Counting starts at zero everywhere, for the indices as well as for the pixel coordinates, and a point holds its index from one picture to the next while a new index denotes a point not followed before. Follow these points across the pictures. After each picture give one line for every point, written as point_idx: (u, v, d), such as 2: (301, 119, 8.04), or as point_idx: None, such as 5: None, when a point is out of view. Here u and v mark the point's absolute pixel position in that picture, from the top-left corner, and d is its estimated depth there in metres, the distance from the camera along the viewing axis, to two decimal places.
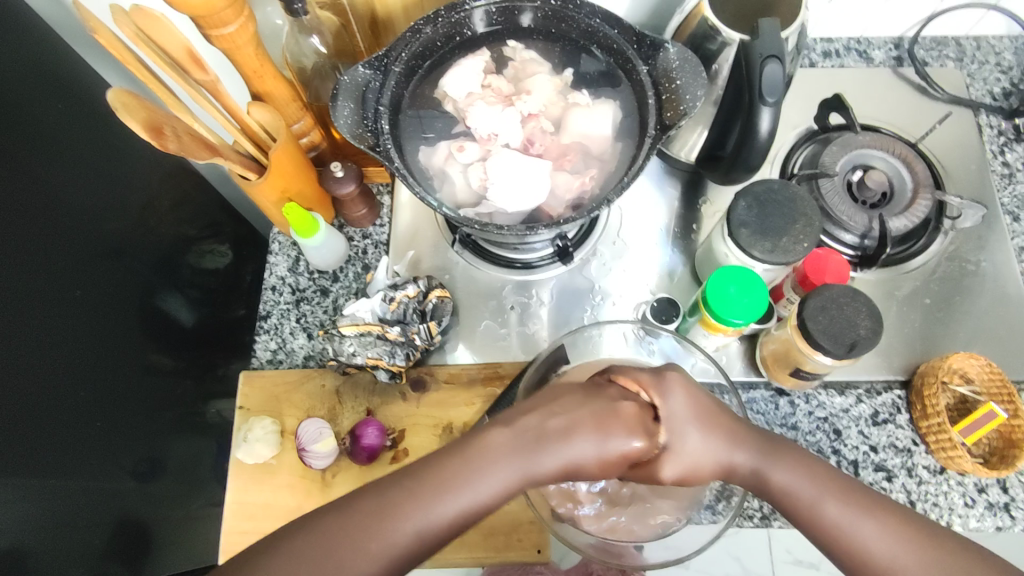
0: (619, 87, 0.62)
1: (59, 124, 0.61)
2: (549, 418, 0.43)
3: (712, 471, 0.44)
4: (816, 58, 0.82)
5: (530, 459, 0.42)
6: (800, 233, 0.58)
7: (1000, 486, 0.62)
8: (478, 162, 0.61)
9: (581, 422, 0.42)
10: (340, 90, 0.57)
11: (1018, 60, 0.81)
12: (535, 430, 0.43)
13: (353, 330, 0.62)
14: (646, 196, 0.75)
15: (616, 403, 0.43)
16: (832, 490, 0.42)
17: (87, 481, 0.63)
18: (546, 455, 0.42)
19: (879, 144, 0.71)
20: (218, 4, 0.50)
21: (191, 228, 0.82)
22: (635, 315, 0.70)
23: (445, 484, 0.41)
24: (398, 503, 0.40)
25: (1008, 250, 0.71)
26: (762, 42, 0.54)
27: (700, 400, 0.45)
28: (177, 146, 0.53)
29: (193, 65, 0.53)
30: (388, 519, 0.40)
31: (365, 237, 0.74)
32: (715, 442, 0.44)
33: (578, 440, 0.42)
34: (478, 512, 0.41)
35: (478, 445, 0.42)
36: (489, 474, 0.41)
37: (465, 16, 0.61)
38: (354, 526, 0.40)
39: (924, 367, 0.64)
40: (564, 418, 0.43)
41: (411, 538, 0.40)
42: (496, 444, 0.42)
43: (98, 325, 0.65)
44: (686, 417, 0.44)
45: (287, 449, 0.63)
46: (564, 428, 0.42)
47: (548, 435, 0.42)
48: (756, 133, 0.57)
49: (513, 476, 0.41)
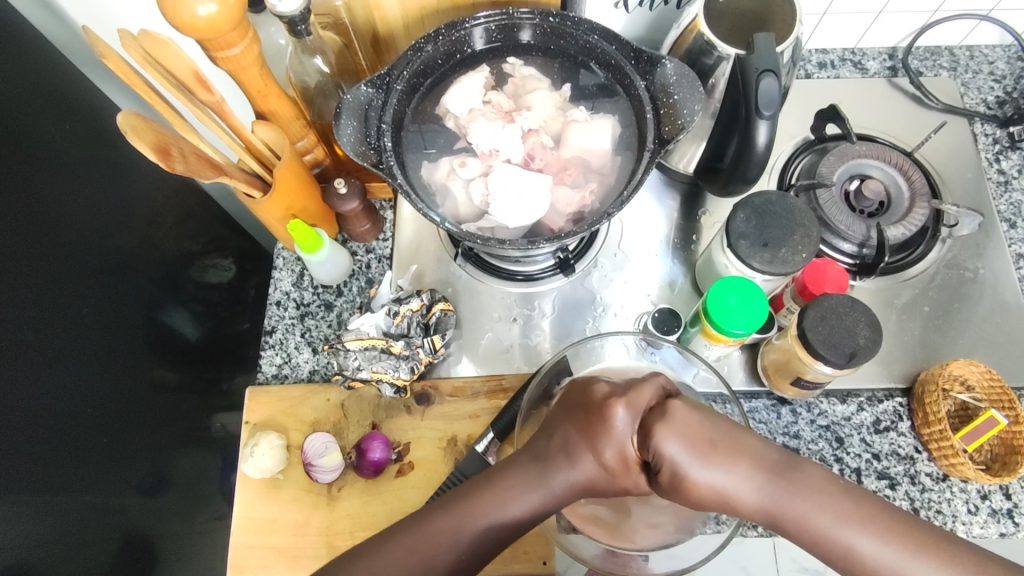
0: (616, 101, 0.63)
1: (64, 143, 0.62)
2: (547, 438, 0.45)
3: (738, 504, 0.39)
4: (811, 69, 0.83)
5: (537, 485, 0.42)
6: (799, 244, 0.58)
7: (1003, 493, 0.63)
8: (480, 177, 0.62)
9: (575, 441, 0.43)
10: (343, 109, 0.58)
11: (1011, 69, 0.82)
12: (534, 453, 0.44)
13: (357, 344, 0.63)
14: (647, 207, 0.75)
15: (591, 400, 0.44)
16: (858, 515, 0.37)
17: (91, 497, 0.63)
18: (551, 478, 0.43)
19: (876, 153, 0.71)
20: (224, 28, 0.51)
21: (195, 243, 0.83)
22: (636, 326, 0.71)
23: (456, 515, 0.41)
24: (427, 524, 0.41)
25: (1006, 258, 0.72)
26: (757, 56, 0.55)
27: (698, 434, 0.40)
28: (184, 166, 0.53)
29: (199, 86, 0.54)
30: (395, 558, 0.40)
31: (369, 251, 0.75)
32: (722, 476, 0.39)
33: (572, 452, 0.43)
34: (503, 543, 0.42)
35: (482, 485, 0.43)
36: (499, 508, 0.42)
37: (465, 33, 0.62)
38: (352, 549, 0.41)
39: (925, 375, 0.65)
40: (557, 436, 0.44)
41: (449, 555, 0.40)
42: (503, 479, 0.43)
43: (104, 342, 0.66)
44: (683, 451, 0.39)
45: (293, 463, 0.64)
46: (560, 445, 0.44)
47: (545, 461, 0.44)
48: (753, 145, 0.57)
49: (526, 508, 0.42)
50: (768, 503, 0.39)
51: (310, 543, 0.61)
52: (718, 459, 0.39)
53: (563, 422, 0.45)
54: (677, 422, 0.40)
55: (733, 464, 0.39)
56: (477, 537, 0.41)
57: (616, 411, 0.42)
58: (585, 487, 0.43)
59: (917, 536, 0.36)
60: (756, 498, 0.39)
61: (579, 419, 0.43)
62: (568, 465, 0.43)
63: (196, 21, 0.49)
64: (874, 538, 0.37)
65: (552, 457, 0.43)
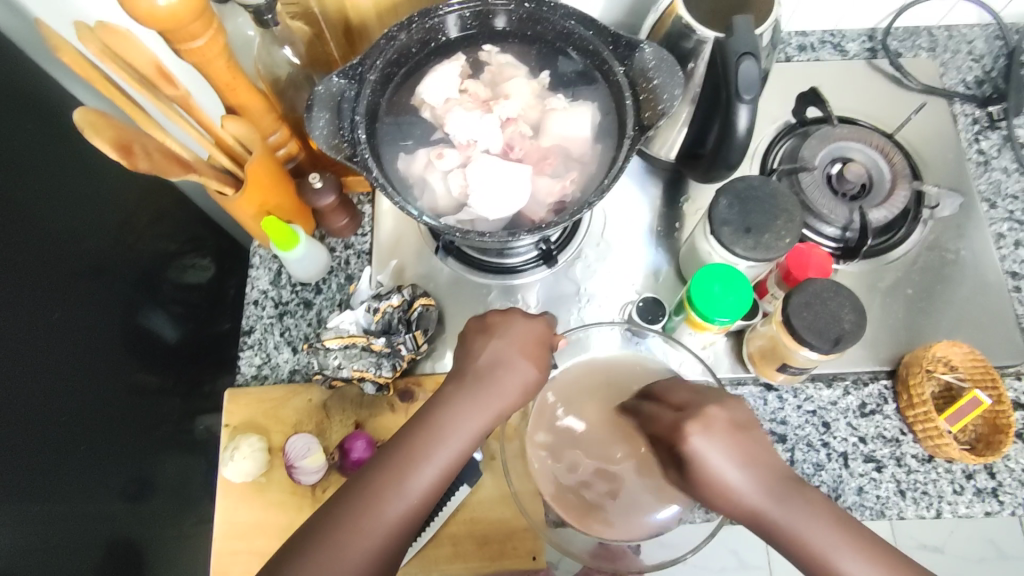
0: (595, 87, 0.62)
1: (30, 143, 0.60)
2: (477, 359, 0.52)
3: (739, 505, 0.45)
4: (792, 52, 0.82)
5: (484, 398, 0.50)
6: (782, 229, 0.58)
7: (988, 472, 0.63)
8: (459, 168, 0.60)
9: (506, 356, 0.52)
10: (314, 101, 0.56)
11: (989, 48, 0.81)
12: (467, 379, 0.51)
13: (338, 343, 0.62)
14: (629, 194, 0.74)
15: (519, 327, 0.53)
16: (841, 538, 0.42)
17: (73, 506, 0.62)
18: (486, 395, 0.50)
19: (858, 136, 0.71)
20: (186, 19, 0.49)
21: (172, 243, 0.81)
22: (621, 316, 0.70)
23: (408, 455, 0.47)
24: (387, 462, 0.47)
25: (986, 238, 0.72)
26: (736, 39, 0.54)
27: (736, 439, 0.46)
28: (148, 164, 0.51)
29: (163, 80, 0.52)
30: (374, 511, 0.45)
31: (347, 247, 0.73)
32: (740, 476, 0.45)
33: (506, 368, 0.51)
34: (455, 462, 0.49)
35: (429, 414, 0.50)
36: (444, 447, 0.48)
37: (438, 21, 0.60)
38: (353, 513, 0.45)
39: (909, 357, 0.65)
40: (488, 356, 0.52)
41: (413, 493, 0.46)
42: (448, 404, 0.50)
43: (80, 347, 0.64)
44: (715, 450, 0.45)
45: (275, 465, 0.63)
46: (490, 365, 0.51)
47: (484, 376, 0.51)
48: (734, 130, 0.57)
49: (472, 419, 0.49)
50: (765, 513, 0.44)
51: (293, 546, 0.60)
52: (738, 464, 0.45)
53: (492, 342, 0.52)
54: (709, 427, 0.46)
55: (748, 471, 0.45)
56: (441, 458, 0.48)
57: (525, 344, 0.53)
58: (523, 391, 0.52)
59: (877, 552, 0.42)
60: (755, 501, 0.45)
61: (511, 340, 0.52)
62: (501, 382, 0.51)
63: (156, 12, 0.47)
64: (863, 564, 0.42)
65: (490, 372, 0.51)
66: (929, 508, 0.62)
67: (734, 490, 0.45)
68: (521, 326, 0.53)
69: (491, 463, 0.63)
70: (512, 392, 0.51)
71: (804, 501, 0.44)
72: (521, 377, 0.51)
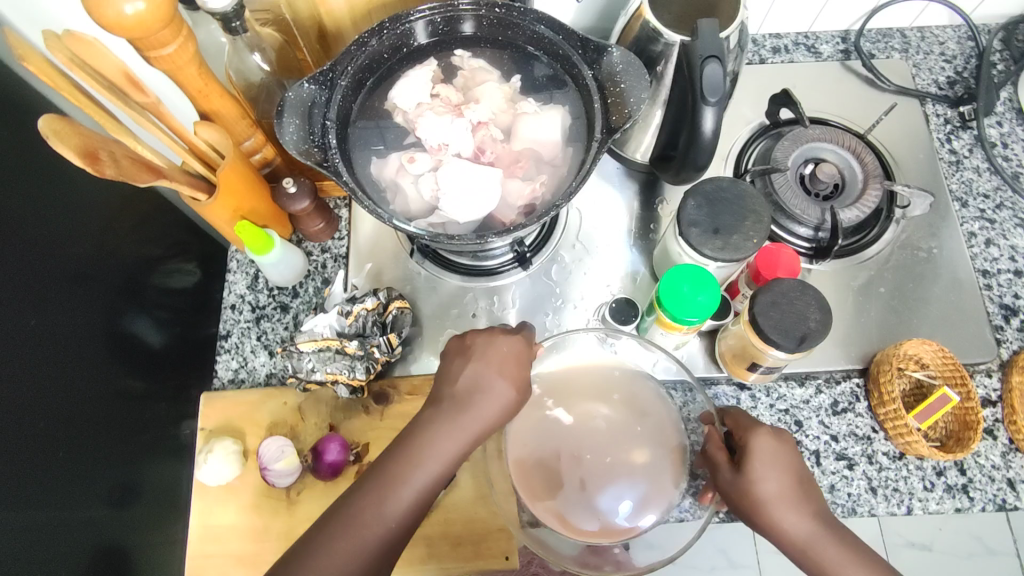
0: (566, 91, 0.62)
1: (8, 150, 0.60)
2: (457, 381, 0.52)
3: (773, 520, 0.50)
4: (766, 54, 0.83)
5: (462, 422, 0.50)
6: (750, 230, 0.58)
7: (958, 468, 0.64)
8: (430, 172, 0.60)
9: (486, 379, 0.52)
10: (285, 107, 0.57)
11: (961, 48, 0.82)
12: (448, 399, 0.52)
13: (311, 346, 0.62)
14: (604, 196, 0.75)
15: (495, 342, 0.54)
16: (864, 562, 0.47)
17: (54, 512, 0.62)
18: (465, 416, 0.50)
19: (830, 136, 0.72)
20: (154, 27, 0.49)
21: (155, 248, 0.81)
22: (596, 317, 0.71)
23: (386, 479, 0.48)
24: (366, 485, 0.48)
25: (958, 236, 0.72)
26: (701, 42, 0.55)
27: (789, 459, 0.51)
28: (115, 170, 0.52)
29: (131, 86, 0.53)
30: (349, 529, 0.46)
31: (324, 251, 0.73)
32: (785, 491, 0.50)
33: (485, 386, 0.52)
34: (428, 467, 0.49)
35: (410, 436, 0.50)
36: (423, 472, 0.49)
37: (409, 27, 0.61)
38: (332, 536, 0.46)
39: (880, 355, 0.65)
40: (468, 376, 0.52)
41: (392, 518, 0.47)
42: (428, 426, 0.51)
43: (60, 353, 0.64)
44: (771, 459, 0.51)
45: (250, 468, 0.63)
46: (470, 385, 0.52)
47: (464, 401, 0.51)
48: (700, 133, 0.57)
49: (447, 436, 0.50)
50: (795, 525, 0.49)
51: (269, 549, 0.60)
52: (786, 479, 0.50)
53: (471, 364, 0.53)
54: (778, 440, 0.52)
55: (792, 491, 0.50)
56: (414, 473, 0.49)
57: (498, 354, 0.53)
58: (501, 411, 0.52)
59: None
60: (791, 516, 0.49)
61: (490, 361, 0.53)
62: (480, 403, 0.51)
63: (123, 20, 0.47)
64: None
65: (469, 397, 0.51)
66: (900, 505, 0.63)
67: (776, 501, 0.50)
68: (502, 344, 0.54)
69: (466, 464, 0.64)
70: (488, 410, 0.51)
71: (840, 538, 0.48)
72: (495, 379, 0.52)
